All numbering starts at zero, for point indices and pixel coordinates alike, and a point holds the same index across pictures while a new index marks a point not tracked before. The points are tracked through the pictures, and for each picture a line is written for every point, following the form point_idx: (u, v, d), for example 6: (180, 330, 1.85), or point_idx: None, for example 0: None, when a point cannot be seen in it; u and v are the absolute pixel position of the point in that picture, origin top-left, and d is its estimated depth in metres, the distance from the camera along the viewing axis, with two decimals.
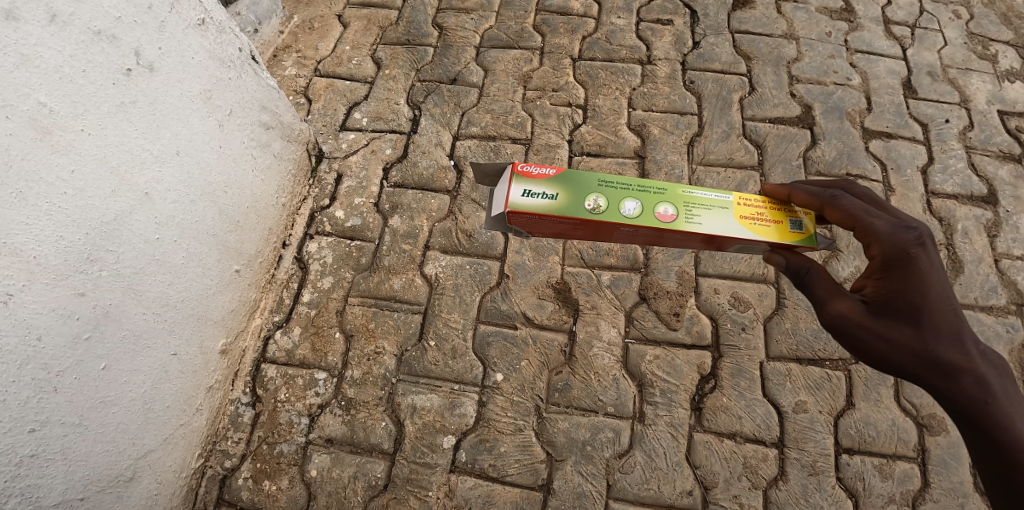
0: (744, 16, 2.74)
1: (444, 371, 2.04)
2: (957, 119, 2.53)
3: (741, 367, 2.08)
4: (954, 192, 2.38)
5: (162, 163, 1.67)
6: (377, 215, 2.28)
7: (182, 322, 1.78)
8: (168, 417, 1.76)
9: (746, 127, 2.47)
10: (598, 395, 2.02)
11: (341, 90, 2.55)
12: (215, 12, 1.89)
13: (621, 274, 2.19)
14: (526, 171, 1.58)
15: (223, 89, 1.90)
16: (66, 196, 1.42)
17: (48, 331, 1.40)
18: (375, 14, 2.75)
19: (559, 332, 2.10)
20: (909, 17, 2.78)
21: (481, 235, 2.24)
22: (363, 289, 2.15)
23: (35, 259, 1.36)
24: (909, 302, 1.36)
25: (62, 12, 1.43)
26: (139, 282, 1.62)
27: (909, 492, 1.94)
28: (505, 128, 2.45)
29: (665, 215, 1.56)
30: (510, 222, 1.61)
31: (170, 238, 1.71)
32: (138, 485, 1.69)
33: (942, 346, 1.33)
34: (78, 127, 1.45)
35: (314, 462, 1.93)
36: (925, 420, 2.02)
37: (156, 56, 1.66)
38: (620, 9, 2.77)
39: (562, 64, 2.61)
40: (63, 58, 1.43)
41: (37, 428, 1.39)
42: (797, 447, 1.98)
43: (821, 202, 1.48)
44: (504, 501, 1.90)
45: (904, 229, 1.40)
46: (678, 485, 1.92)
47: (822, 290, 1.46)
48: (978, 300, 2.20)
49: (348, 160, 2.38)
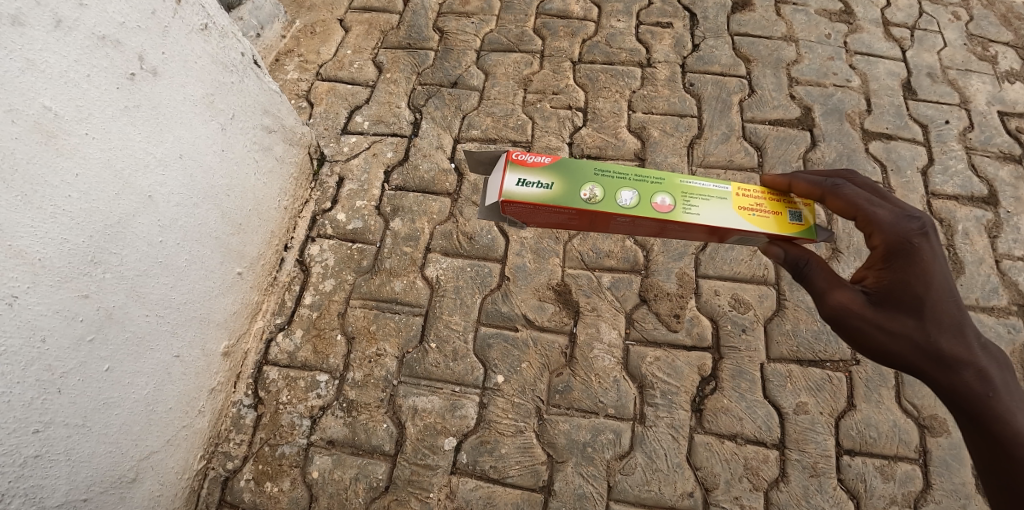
0: (744, 19, 2.76)
1: (445, 372, 2.05)
2: (958, 120, 2.54)
3: (742, 368, 2.08)
4: (955, 193, 2.38)
5: (165, 166, 1.69)
6: (378, 219, 2.29)
7: (186, 324, 1.80)
8: (171, 418, 1.77)
9: (745, 129, 2.48)
10: (598, 396, 2.03)
11: (342, 93, 2.56)
12: (217, 17, 1.89)
13: (621, 276, 2.20)
14: (521, 159, 1.59)
15: (226, 93, 1.92)
16: (71, 199, 1.44)
17: (53, 333, 1.41)
18: (377, 18, 2.77)
19: (560, 334, 2.11)
20: (908, 19, 2.79)
21: (482, 237, 2.25)
22: (365, 291, 2.17)
23: (40, 261, 1.38)
24: (911, 292, 1.36)
25: (67, 17, 1.44)
26: (143, 284, 1.64)
27: (911, 493, 1.94)
28: (506, 131, 2.46)
29: (663, 206, 1.56)
30: (505, 212, 1.62)
31: (174, 240, 1.73)
32: (140, 486, 1.70)
33: (944, 338, 1.34)
34: (83, 131, 1.47)
35: (316, 463, 1.94)
36: (927, 421, 2.02)
37: (160, 61, 1.68)
38: (620, 12, 2.78)
39: (562, 68, 2.62)
40: (68, 63, 1.44)
41: (41, 428, 1.40)
42: (798, 448, 1.98)
43: (823, 191, 1.48)
44: (505, 503, 1.90)
45: (906, 219, 1.41)
46: (678, 486, 1.92)
47: (822, 281, 1.46)
48: (980, 300, 2.20)
49: (349, 164, 2.40)
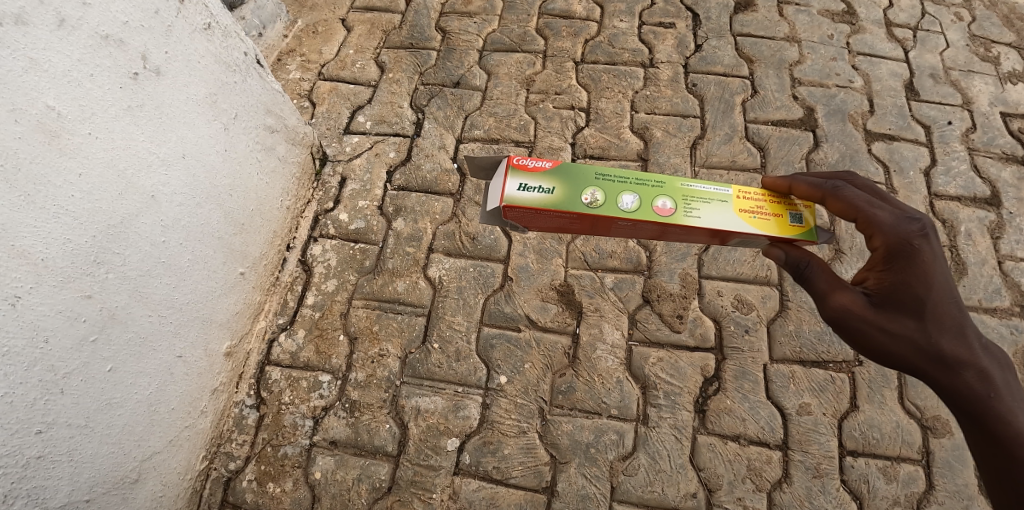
0: (747, 19, 2.75)
1: (448, 373, 2.05)
2: (960, 121, 2.53)
3: (745, 369, 2.08)
4: (957, 194, 2.38)
5: (168, 166, 1.68)
6: (381, 219, 2.29)
7: (188, 324, 1.79)
8: (174, 419, 1.77)
9: (749, 129, 2.47)
10: (602, 397, 2.02)
11: (345, 93, 2.56)
12: (220, 16, 1.89)
13: (624, 277, 2.20)
14: (522, 164, 1.59)
15: (228, 93, 1.91)
16: (74, 199, 1.43)
17: (55, 333, 1.41)
18: (379, 18, 2.77)
19: (563, 335, 2.11)
20: (911, 20, 2.78)
21: (485, 237, 2.25)
22: (367, 291, 2.16)
23: (42, 262, 1.37)
24: (912, 294, 1.36)
25: (70, 17, 1.44)
26: (145, 285, 1.63)
27: (914, 494, 1.94)
28: (509, 131, 2.46)
29: (664, 209, 1.56)
30: (507, 216, 1.62)
31: (176, 240, 1.73)
32: (143, 487, 1.69)
33: (945, 340, 1.34)
34: (86, 131, 1.46)
35: (319, 464, 1.93)
36: (930, 422, 2.02)
37: (162, 60, 1.67)
38: (623, 13, 2.77)
39: (565, 68, 2.61)
40: (72, 63, 1.44)
41: (44, 429, 1.40)
42: (801, 449, 1.98)
43: (823, 193, 1.48)
44: (509, 504, 1.90)
45: (906, 220, 1.41)
46: (682, 487, 1.92)
47: (823, 283, 1.46)
48: (983, 301, 2.19)
49: (352, 164, 2.39)
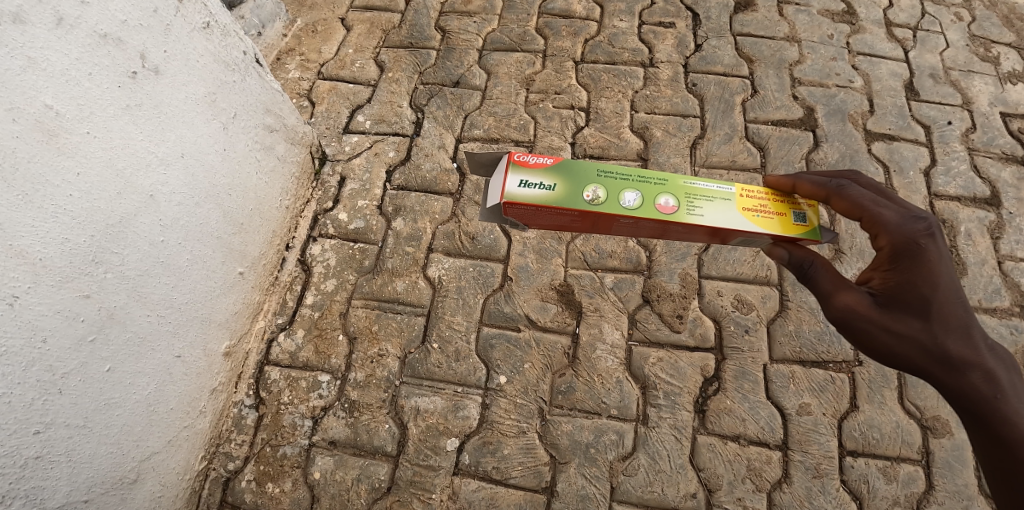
0: (747, 19, 2.75)
1: (447, 373, 2.04)
2: (960, 121, 2.53)
3: (745, 369, 2.08)
4: (957, 194, 2.38)
5: (167, 165, 1.68)
6: (380, 218, 2.28)
7: (188, 324, 1.79)
8: (172, 419, 1.76)
9: (748, 129, 2.47)
10: (602, 397, 2.02)
11: (344, 93, 2.55)
12: (220, 15, 1.88)
13: (624, 276, 2.19)
14: (523, 161, 1.58)
15: (228, 92, 1.91)
16: (72, 198, 1.43)
17: (54, 333, 1.41)
18: (378, 18, 2.76)
19: (563, 335, 2.10)
20: (911, 19, 2.78)
21: (485, 237, 2.24)
22: (366, 291, 2.16)
23: (40, 261, 1.37)
24: (918, 294, 1.36)
25: (69, 15, 1.43)
26: (144, 284, 1.63)
27: (914, 494, 1.94)
28: (509, 131, 2.45)
29: (666, 207, 1.55)
30: (507, 214, 1.61)
31: (175, 239, 1.72)
32: (142, 487, 1.69)
33: (951, 340, 1.34)
34: (84, 130, 1.46)
35: (318, 464, 1.93)
36: (930, 422, 2.02)
37: (161, 59, 1.67)
38: (623, 12, 2.77)
39: (564, 68, 2.61)
40: (70, 61, 1.43)
41: (42, 429, 1.39)
42: (801, 449, 1.98)
43: (828, 192, 1.47)
44: (508, 504, 1.89)
45: (912, 220, 1.40)
46: (681, 487, 1.92)
47: (827, 282, 1.45)
48: (983, 302, 2.19)
49: (351, 163, 2.39)
